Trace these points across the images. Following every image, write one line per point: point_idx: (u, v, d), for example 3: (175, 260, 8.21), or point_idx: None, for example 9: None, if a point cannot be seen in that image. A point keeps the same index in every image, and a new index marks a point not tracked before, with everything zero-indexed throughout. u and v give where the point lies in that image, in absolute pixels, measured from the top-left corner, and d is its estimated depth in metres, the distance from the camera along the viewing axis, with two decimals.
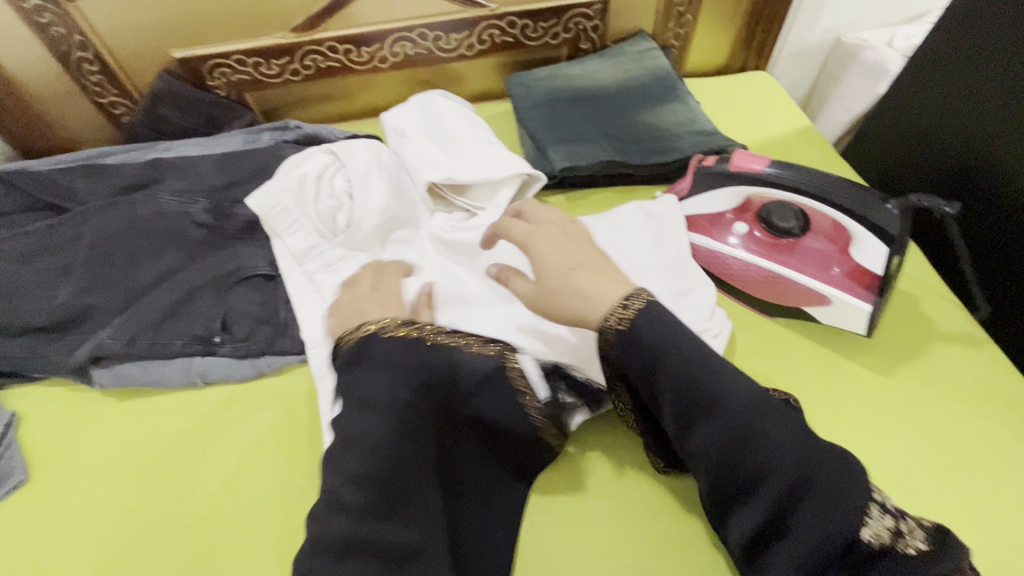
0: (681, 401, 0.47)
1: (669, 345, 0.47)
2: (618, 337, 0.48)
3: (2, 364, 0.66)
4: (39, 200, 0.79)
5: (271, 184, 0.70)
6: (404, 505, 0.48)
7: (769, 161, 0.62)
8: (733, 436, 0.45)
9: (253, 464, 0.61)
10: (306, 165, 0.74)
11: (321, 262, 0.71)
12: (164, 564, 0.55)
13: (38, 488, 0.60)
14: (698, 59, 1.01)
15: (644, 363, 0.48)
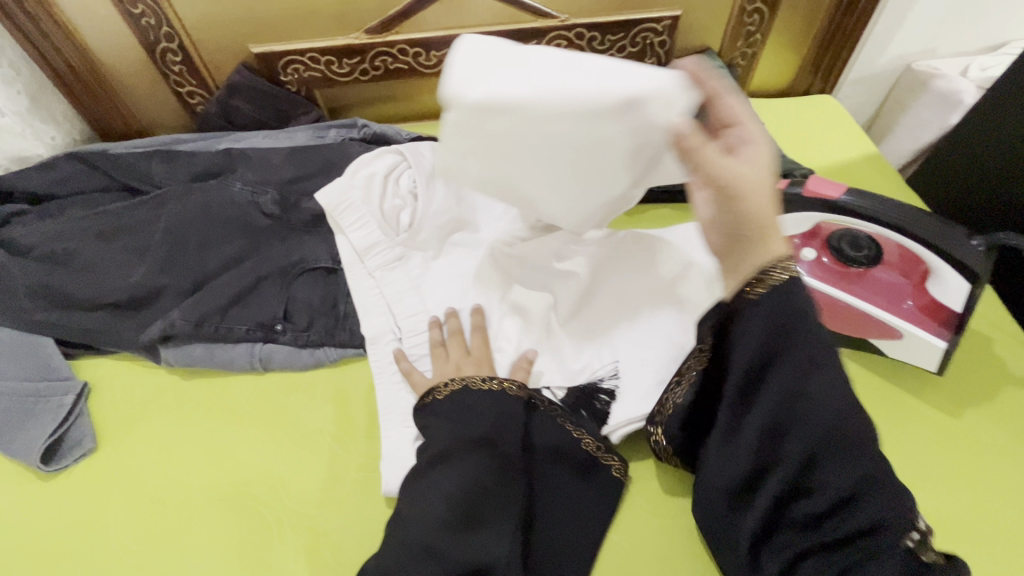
0: (772, 374, 0.45)
1: (810, 328, 0.44)
2: (767, 297, 0.45)
3: (78, 335, 0.69)
4: (118, 182, 0.83)
5: (341, 181, 0.73)
6: (481, 522, 0.50)
7: (846, 188, 0.59)
8: (783, 398, 0.44)
9: (307, 453, 0.62)
10: (376, 164, 0.76)
11: (383, 260, 0.72)
12: (219, 542, 0.57)
13: (105, 458, 0.63)
14: (762, 79, 1.00)
15: (774, 342, 0.44)
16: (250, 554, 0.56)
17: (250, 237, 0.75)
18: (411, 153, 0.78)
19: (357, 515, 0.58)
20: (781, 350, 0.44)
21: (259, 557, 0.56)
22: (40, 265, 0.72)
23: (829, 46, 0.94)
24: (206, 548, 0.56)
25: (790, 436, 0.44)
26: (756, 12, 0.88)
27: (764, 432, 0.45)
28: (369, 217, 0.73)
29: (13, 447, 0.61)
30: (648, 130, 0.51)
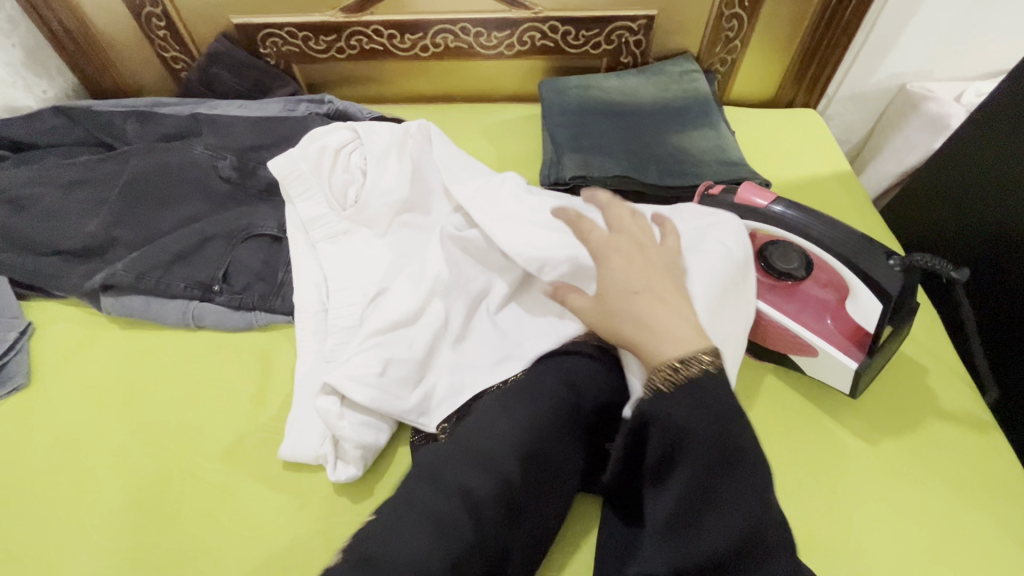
0: (707, 454, 0.42)
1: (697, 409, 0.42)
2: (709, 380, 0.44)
3: (30, 277, 0.73)
4: (95, 137, 0.87)
5: (293, 151, 0.73)
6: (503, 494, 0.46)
7: (777, 198, 0.59)
8: (704, 483, 0.42)
9: (224, 412, 0.64)
10: (328, 138, 0.76)
11: (326, 232, 0.72)
12: (128, 486, 0.59)
13: (35, 395, 0.66)
14: (744, 88, 0.98)
15: (672, 429, 0.42)
16: (153, 501, 0.58)
17: (205, 199, 0.78)
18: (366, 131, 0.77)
19: (258, 475, 0.59)
20: (717, 435, 0.43)
21: (160, 504, 0.58)
22: (5, 207, 0.76)
23: (812, 59, 0.91)
24: (116, 491, 0.59)
25: (702, 517, 0.42)
26: (735, 18, 0.87)
27: (668, 511, 0.43)
28: (317, 190, 0.73)
29: None
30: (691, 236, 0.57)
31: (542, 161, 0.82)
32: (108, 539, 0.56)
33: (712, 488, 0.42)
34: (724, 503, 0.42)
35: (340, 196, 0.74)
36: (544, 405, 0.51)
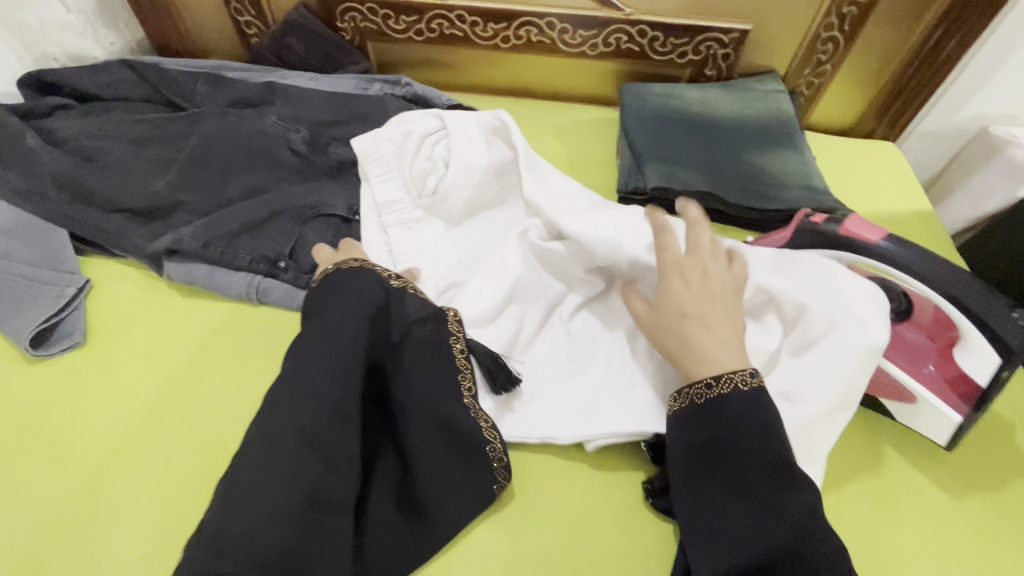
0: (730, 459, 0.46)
1: (753, 424, 0.46)
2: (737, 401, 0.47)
3: (90, 233, 0.71)
4: (161, 96, 0.85)
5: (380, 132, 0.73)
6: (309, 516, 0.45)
7: (885, 234, 0.56)
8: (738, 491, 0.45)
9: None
10: (415, 124, 0.74)
11: (399, 218, 0.69)
12: (180, 460, 0.57)
13: (89, 355, 0.64)
14: (825, 114, 0.95)
15: (713, 431, 0.47)
16: (205, 479, 0.56)
17: (273, 171, 0.75)
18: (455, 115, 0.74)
19: None
20: (741, 450, 0.46)
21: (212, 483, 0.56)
22: (69, 158, 0.74)
23: (902, 91, 0.88)
24: (165, 464, 0.57)
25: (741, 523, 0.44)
26: (831, 41, 0.84)
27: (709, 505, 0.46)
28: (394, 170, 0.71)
29: (8, 326, 0.63)
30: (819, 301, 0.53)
31: (620, 167, 0.79)
32: (157, 515, 0.54)
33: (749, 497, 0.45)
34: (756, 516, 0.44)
35: (418, 183, 0.71)
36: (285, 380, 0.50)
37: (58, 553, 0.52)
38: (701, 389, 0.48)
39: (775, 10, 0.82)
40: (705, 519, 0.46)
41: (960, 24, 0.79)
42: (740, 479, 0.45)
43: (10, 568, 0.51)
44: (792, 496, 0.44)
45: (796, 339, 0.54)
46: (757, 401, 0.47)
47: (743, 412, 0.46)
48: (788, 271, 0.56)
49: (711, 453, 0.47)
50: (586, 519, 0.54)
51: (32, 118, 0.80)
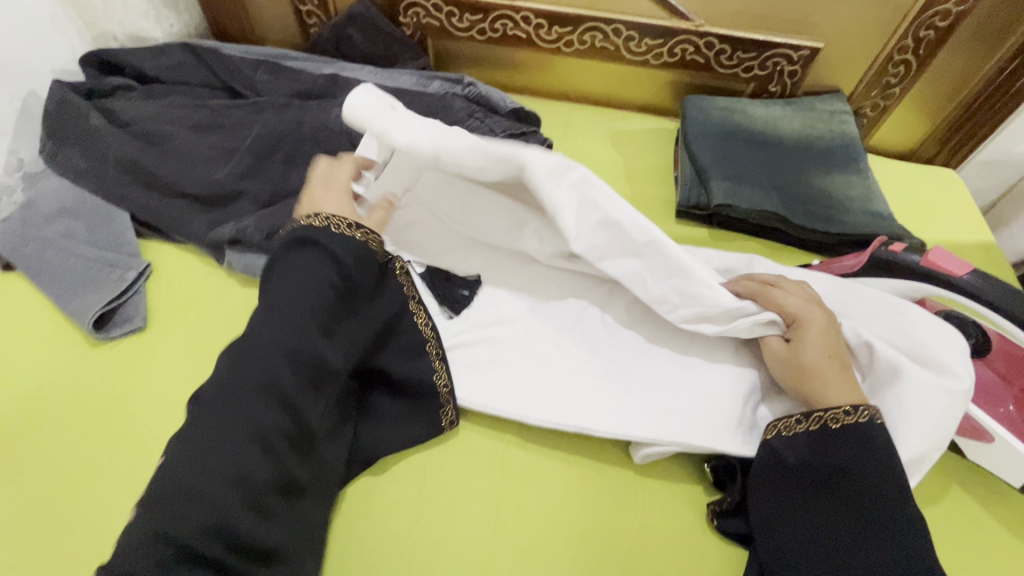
0: (846, 493, 0.47)
1: (865, 458, 0.47)
2: (836, 431, 0.48)
3: (151, 217, 0.71)
4: (221, 82, 0.84)
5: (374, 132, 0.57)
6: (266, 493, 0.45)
7: (971, 269, 0.56)
8: (845, 521, 0.46)
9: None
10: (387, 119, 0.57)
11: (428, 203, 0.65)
12: None
13: (149, 341, 0.64)
14: (885, 137, 0.93)
15: (828, 462, 0.48)
16: None
17: None
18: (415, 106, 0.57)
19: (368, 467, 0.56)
20: (850, 480, 0.47)
21: None
22: (133, 140, 0.74)
23: (969, 119, 0.86)
24: None
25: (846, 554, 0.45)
26: (903, 64, 0.82)
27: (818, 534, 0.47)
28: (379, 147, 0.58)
29: (72, 307, 0.63)
30: (904, 340, 0.55)
31: (682, 180, 0.78)
32: None
33: (858, 530, 0.45)
34: (863, 550, 0.44)
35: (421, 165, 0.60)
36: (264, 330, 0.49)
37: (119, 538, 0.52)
38: (838, 415, 0.49)
39: (848, 29, 0.80)
40: (791, 529, 0.48)
41: None
42: (844, 505, 0.46)
43: (71, 548, 0.51)
44: (897, 541, 0.44)
45: (870, 377, 0.54)
46: (852, 433, 0.48)
47: (870, 444, 0.47)
48: (875, 308, 0.58)
49: (841, 477, 0.47)
50: (648, 542, 0.53)
51: (94, 97, 0.80)
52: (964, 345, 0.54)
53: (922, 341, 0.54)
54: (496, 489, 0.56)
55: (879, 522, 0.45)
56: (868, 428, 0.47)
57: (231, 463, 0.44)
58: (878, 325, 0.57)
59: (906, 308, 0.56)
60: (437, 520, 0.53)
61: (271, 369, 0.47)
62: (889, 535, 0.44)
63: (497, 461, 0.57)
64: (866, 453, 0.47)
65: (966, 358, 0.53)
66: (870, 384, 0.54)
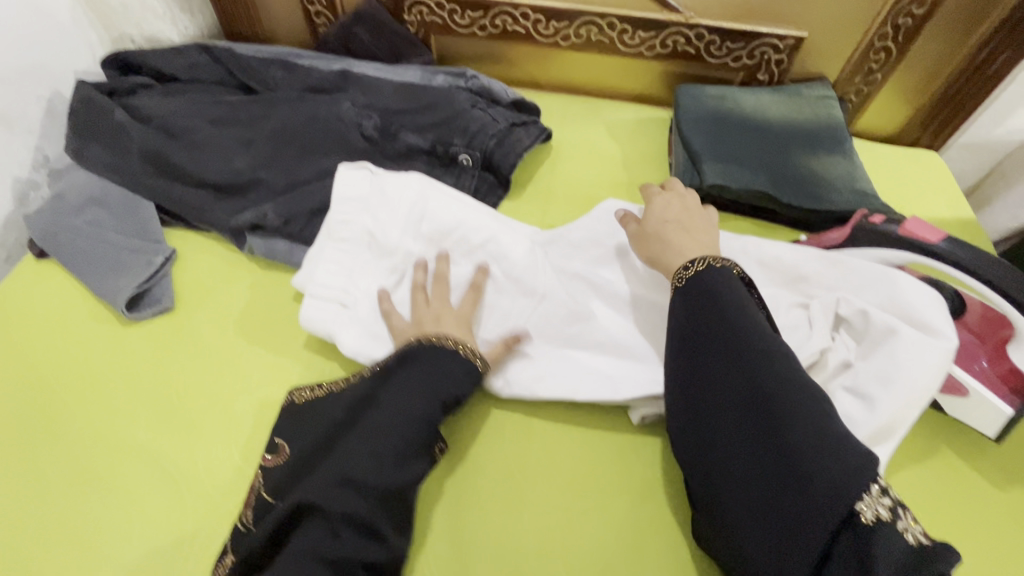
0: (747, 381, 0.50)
1: (740, 322, 0.53)
2: (698, 292, 0.56)
3: (176, 206, 0.75)
4: (236, 80, 0.89)
5: (343, 234, 0.68)
6: (381, 530, 0.50)
7: (945, 236, 0.60)
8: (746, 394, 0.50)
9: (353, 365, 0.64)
10: (348, 210, 0.69)
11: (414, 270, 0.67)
12: (257, 418, 0.60)
13: (176, 321, 0.67)
14: (869, 122, 0.97)
15: (718, 344, 0.53)
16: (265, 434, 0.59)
17: (346, 155, 0.79)
18: (356, 198, 0.70)
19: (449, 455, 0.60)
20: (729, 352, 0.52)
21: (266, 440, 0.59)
22: (156, 134, 0.78)
23: (948, 102, 0.90)
24: (244, 423, 0.60)
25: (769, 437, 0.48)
26: (883, 51, 0.86)
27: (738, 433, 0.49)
28: (324, 299, 0.64)
29: (105, 289, 0.68)
30: (891, 305, 0.62)
31: (676, 164, 0.83)
32: (243, 462, 0.58)
33: (767, 413, 0.48)
34: (786, 432, 0.47)
35: (388, 241, 0.67)
36: (398, 389, 0.55)
37: (158, 498, 0.56)
38: (681, 272, 0.58)
39: (830, 19, 0.84)
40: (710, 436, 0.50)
41: (1012, 38, 0.81)
42: (744, 379, 0.50)
43: (112, 505, 0.56)
44: (809, 422, 0.47)
45: (864, 345, 0.62)
46: (694, 288, 0.56)
47: (714, 317, 0.54)
48: (866, 277, 0.64)
49: (716, 347, 0.53)
50: (646, 496, 0.58)
51: (116, 96, 0.85)
52: (944, 304, 0.60)
53: (909, 306, 0.61)
54: (517, 447, 0.61)
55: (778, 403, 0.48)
56: (697, 278, 0.56)
57: (360, 464, 0.51)
58: (868, 295, 0.64)
59: (891, 275, 0.63)
60: (454, 470, 0.59)
61: (392, 435, 0.52)
62: (793, 418, 0.47)
63: (515, 425, 0.62)
64: (725, 333, 0.53)
65: (948, 315, 0.60)
66: (862, 350, 0.62)
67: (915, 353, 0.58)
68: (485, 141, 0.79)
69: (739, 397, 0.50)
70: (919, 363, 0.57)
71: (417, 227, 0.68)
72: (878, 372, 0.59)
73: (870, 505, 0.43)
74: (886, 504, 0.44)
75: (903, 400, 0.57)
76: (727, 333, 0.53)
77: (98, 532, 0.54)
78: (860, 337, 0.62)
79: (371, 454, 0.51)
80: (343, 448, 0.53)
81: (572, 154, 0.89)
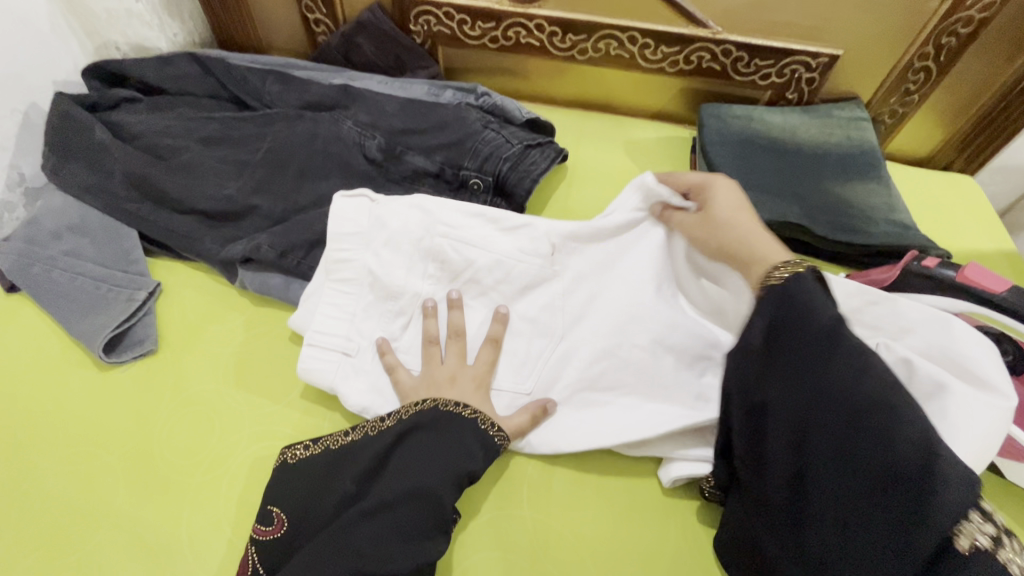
0: (826, 388, 0.41)
1: (821, 320, 0.42)
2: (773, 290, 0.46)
3: (161, 234, 0.69)
4: (228, 93, 0.82)
5: (344, 275, 0.62)
6: None
7: (1008, 286, 0.56)
8: (822, 402, 0.41)
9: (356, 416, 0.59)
10: (347, 246, 0.63)
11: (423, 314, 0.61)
12: (246, 479, 0.55)
13: (159, 364, 0.61)
14: (900, 143, 0.92)
15: (794, 345, 0.43)
16: (256, 498, 0.53)
17: (348, 179, 0.73)
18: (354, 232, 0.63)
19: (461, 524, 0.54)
20: (813, 355, 0.42)
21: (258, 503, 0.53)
22: (141, 154, 0.72)
23: (988, 125, 0.85)
24: (232, 484, 0.54)
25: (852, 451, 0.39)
26: (923, 71, 0.81)
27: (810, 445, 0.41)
28: (324, 348, 0.59)
29: (82, 329, 0.61)
30: (939, 350, 0.55)
31: None
32: (231, 530, 0.52)
33: (850, 422, 0.39)
34: (871, 448, 0.38)
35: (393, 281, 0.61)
36: (406, 464, 0.50)
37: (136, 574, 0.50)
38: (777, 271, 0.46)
39: (866, 36, 0.79)
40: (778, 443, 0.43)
41: None
42: (822, 387, 0.41)
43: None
44: (908, 434, 0.37)
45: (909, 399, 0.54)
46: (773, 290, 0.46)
47: (787, 316, 0.44)
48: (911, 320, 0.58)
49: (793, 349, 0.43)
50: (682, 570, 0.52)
51: (97, 110, 0.78)
52: (996, 354, 0.53)
53: (960, 355, 0.54)
54: (538, 513, 0.55)
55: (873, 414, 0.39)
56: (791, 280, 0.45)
57: (363, 545, 0.46)
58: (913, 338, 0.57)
59: (944, 319, 0.56)
60: (472, 536, 0.53)
61: (398, 520, 0.48)
62: (885, 429, 0.38)
63: (535, 482, 0.56)
64: (801, 331, 0.43)
65: (1002, 366, 0.52)
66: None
67: (970, 409, 0.51)
68: (499, 164, 0.73)
69: (818, 405, 0.41)
70: (976, 422, 0.50)
71: (423, 267, 0.63)
72: None
73: (968, 531, 0.35)
74: (986, 530, 0.35)
75: None
76: (806, 335, 0.43)
77: None
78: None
79: (382, 539, 0.47)
80: (345, 524, 0.48)
81: (590, 177, 0.84)
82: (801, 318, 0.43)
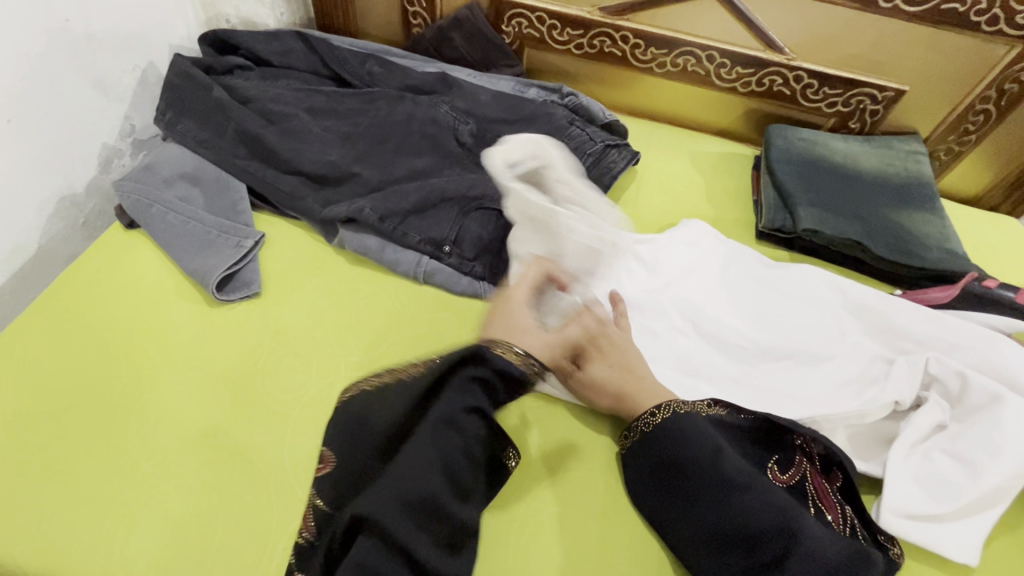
0: (702, 479, 0.52)
1: (688, 437, 0.53)
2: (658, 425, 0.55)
3: (268, 191, 0.74)
4: (330, 71, 0.88)
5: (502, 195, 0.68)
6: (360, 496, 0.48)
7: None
8: (704, 495, 0.51)
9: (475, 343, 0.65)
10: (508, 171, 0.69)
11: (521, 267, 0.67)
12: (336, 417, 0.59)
13: (261, 307, 0.66)
14: (952, 181, 0.97)
15: (669, 456, 0.54)
16: None
17: (440, 158, 0.78)
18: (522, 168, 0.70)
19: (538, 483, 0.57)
20: (685, 461, 0.53)
21: None
22: (254, 116, 0.78)
23: None
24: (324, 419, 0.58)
25: (726, 526, 0.50)
26: (982, 113, 0.86)
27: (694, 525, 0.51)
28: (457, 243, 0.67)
29: (193, 268, 0.67)
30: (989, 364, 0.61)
31: (768, 203, 0.82)
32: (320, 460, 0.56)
33: (721, 503, 0.50)
34: (739, 517, 0.49)
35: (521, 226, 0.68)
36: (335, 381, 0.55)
37: (238, 488, 0.54)
38: (647, 419, 0.56)
39: (932, 76, 0.84)
40: (689, 528, 0.51)
41: None
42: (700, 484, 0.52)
43: (181, 485, 0.54)
44: (764, 511, 0.49)
45: (962, 410, 0.59)
46: (658, 434, 0.55)
47: (688, 442, 0.53)
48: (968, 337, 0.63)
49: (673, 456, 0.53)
50: None
51: (212, 74, 0.85)
52: None
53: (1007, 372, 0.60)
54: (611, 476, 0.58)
55: (749, 488, 0.50)
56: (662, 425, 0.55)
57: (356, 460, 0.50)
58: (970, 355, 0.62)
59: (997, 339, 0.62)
60: (533, 487, 0.56)
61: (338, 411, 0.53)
62: (745, 503, 0.50)
63: (606, 454, 0.59)
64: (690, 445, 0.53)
65: None
66: (957, 413, 0.59)
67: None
68: (582, 159, 0.79)
69: (698, 495, 0.52)
70: None
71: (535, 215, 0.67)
72: (981, 437, 0.56)
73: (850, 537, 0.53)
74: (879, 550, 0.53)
75: (1011, 469, 0.54)
76: (702, 458, 0.52)
77: (160, 507, 0.53)
78: (956, 400, 0.60)
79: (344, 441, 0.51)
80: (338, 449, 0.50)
81: (658, 181, 0.89)
82: (694, 442, 0.53)
